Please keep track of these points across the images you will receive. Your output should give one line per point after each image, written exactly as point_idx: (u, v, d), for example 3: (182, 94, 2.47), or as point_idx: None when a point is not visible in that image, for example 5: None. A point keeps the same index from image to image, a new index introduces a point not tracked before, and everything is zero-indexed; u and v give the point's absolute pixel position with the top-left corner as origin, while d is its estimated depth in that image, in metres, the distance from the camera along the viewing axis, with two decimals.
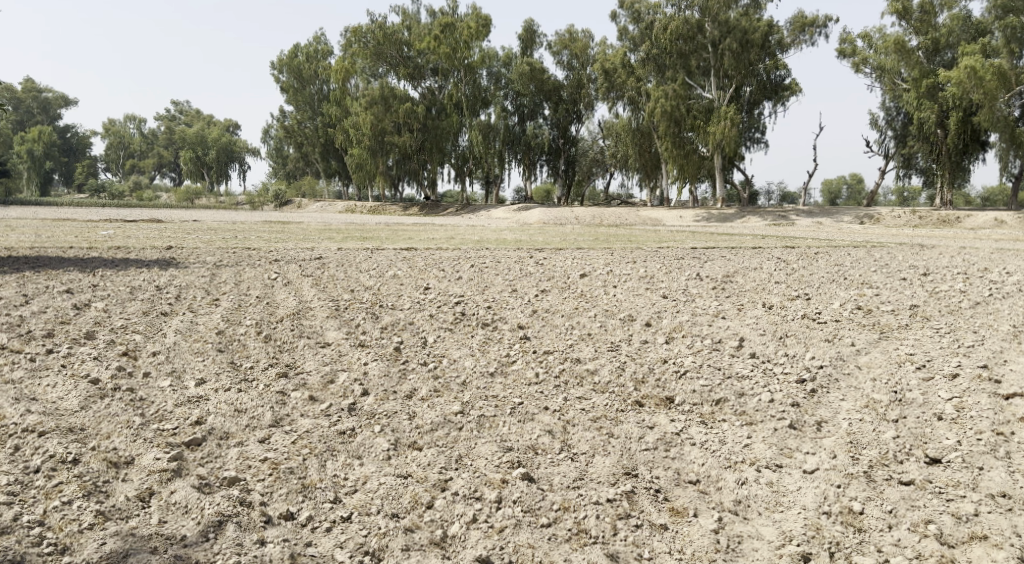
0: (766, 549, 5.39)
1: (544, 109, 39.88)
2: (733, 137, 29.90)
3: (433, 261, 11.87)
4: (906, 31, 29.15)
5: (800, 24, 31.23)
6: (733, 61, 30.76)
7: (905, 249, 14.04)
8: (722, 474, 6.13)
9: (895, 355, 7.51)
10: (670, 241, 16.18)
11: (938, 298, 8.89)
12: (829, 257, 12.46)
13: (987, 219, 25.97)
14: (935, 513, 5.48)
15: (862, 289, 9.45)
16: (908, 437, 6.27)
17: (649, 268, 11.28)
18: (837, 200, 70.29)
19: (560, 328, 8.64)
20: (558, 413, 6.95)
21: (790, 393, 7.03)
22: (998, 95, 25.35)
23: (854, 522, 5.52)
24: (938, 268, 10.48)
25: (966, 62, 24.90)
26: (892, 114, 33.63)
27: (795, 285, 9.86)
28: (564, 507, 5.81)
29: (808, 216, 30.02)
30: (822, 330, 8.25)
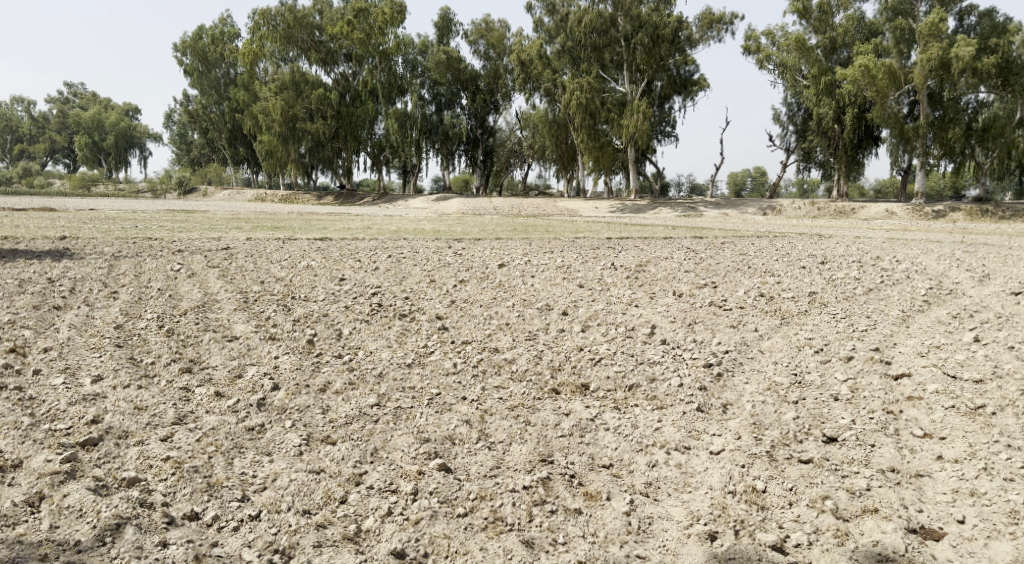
0: (674, 529, 5.56)
1: (461, 98, 39.61)
2: (645, 130, 30.47)
3: (348, 251, 11.64)
4: (806, 29, 30.41)
5: (708, 20, 32.10)
6: (645, 55, 31.38)
7: (805, 239, 14.67)
8: (634, 458, 6.26)
9: (795, 340, 7.84)
10: (585, 232, 16.43)
11: (835, 285, 9.34)
12: (735, 247, 12.91)
13: (879, 211, 27.51)
14: (831, 489, 5.77)
15: (764, 277, 9.83)
16: (806, 417, 6.57)
17: (566, 258, 11.39)
18: (742, 193, 73.05)
19: (478, 318, 8.62)
20: (476, 402, 6.94)
21: (698, 377, 7.25)
22: (888, 93, 26.81)
23: (757, 500, 5.75)
24: (834, 256, 11.02)
25: (860, 61, 26.21)
26: (793, 110, 35.06)
27: (703, 273, 10.17)
28: (481, 496, 5.82)
29: (716, 208, 30.99)
30: (728, 315, 8.56)
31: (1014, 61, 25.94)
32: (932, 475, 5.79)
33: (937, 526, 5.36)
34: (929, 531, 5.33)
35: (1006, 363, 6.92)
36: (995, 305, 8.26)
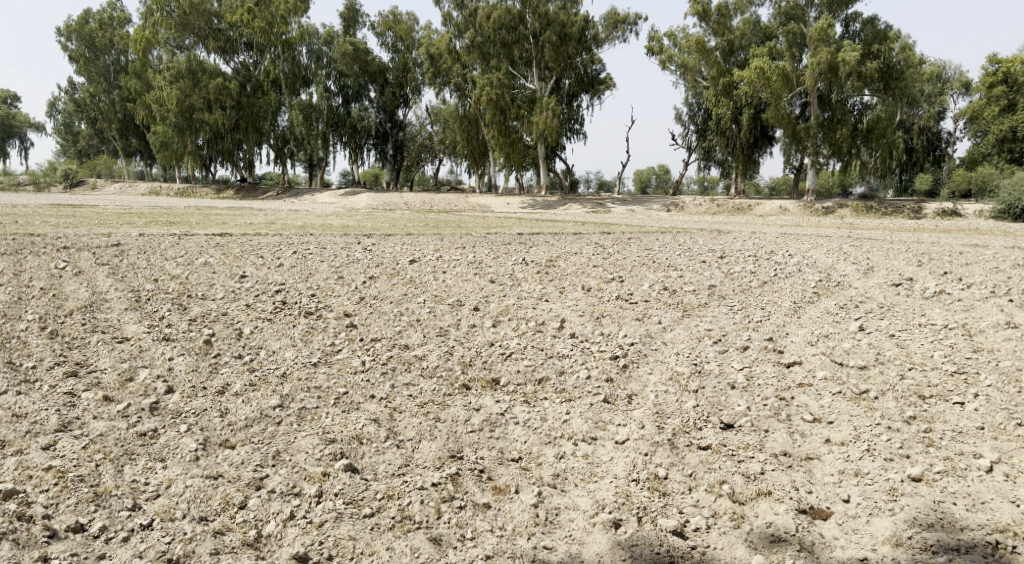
0: (581, 519, 5.65)
1: (369, 91, 38.92)
2: (555, 127, 30.80)
3: (250, 247, 11.27)
4: (706, 31, 31.36)
5: (613, 20, 32.74)
6: (553, 53, 31.74)
7: (705, 235, 15.13)
8: (542, 451, 6.33)
9: (695, 331, 8.10)
10: (495, 227, 16.49)
11: (733, 278, 9.71)
12: (641, 242, 13.20)
13: (773, 207, 28.77)
14: (728, 474, 6.00)
15: (668, 272, 10.10)
16: (706, 405, 6.80)
17: (477, 253, 11.37)
18: (646, 190, 75.23)
19: (387, 315, 8.50)
20: (385, 400, 6.85)
21: (605, 369, 7.40)
22: (782, 95, 28.05)
23: (659, 487, 5.92)
24: (732, 251, 11.45)
25: (756, 63, 27.35)
26: (694, 110, 36.21)
27: (610, 268, 10.35)
28: (388, 495, 5.75)
29: (622, 204, 31.66)
30: (633, 309, 8.76)
31: (894, 66, 27.59)
32: (821, 457, 6.09)
33: (824, 506, 5.64)
34: (818, 511, 5.61)
35: (887, 350, 7.35)
36: (878, 296, 8.77)
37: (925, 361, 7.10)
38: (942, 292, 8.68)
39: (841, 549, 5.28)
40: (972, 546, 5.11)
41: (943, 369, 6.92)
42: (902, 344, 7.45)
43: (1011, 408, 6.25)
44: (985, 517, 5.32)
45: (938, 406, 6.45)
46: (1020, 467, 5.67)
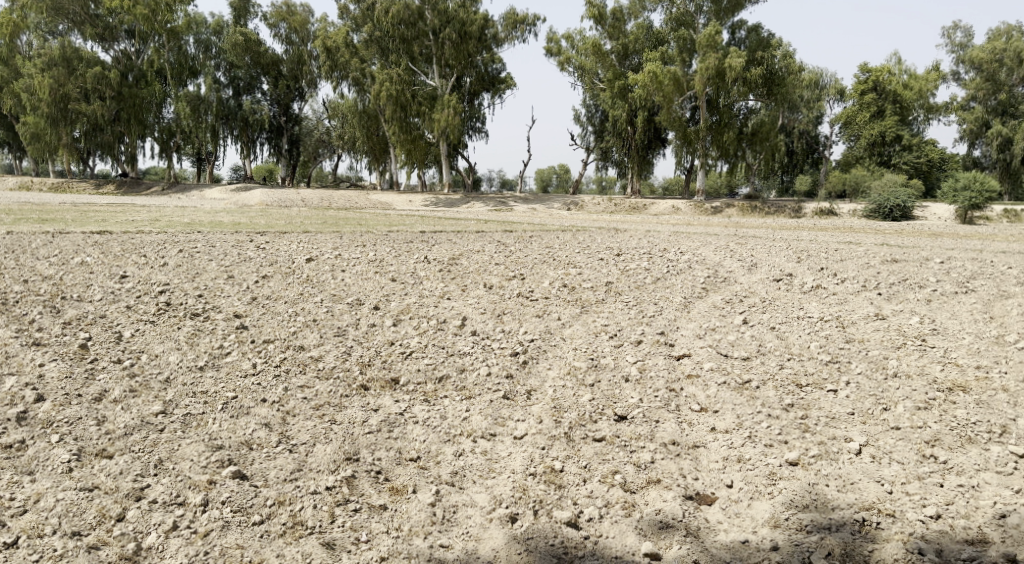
0: (478, 515, 5.68)
1: (262, 83, 37.79)
2: (456, 125, 30.77)
3: (133, 245, 10.71)
4: (602, 35, 32.05)
5: (512, 20, 32.98)
6: (453, 50, 31.75)
7: (603, 233, 15.44)
8: (441, 449, 6.32)
9: (593, 327, 8.28)
10: (397, 225, 16.30)
11: (629, 275, 9.97)
12: (541, 240, 13.36)
13: (667, 207, 29.72)
14: (621, 464, 6.17)
15: (567, 269, 10.26)
16: (601, 398, 6.96)
17: (378, 252, 11.20)
18: (547, 189, 76.68)
19: (282, 315, 8.26)
20: (277, 404, 6.65)
21: (505, 365, 7.45)
22: (674, 98, 29.03)
23: (555, 480, 6.01)
24: (629, 249, 11.76)
25: (649, 67, 28.26)
26: (592, 112, 36.94)
27: (512, 266, 10.42)
28: (279, 501, 5.61)
29: (524, 203, 31.92)
30: (533, 306, 8.86)
31: (776, 73, 29.06)
32: (707, 445, 6.35)
33: (709, 491, 5.89)
34: (703, 497, 5.85)
35: (769, 342, 7.73)
36: (761, 290, 9.22)
37: (803, 351, 7.52)
38: (819, 286, 9.23)
39: (725, 532, 5.51)
40: (842, 524, 5.42)
41: (819, 359, 7.35)
42: (782, 336, 7.87)
43: (878, 394, 6.70)
44: (854, 496, 5.65)
45: (813, 393, 6.84)
46: (885, 448, 6.07)
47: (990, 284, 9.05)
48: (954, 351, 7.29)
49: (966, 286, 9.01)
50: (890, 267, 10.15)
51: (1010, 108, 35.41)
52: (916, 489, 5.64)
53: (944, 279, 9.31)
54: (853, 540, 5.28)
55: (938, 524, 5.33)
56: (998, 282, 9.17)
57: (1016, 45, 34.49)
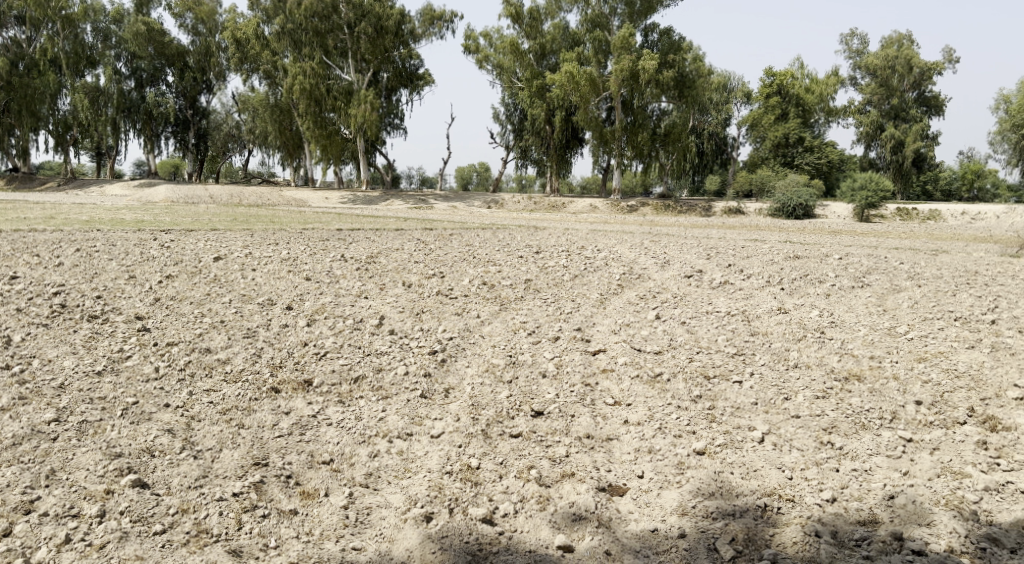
0: (392, 516, 5.62)
1: (166, 74, 36.04)
2: (374, 121, 30.38)
3: (25, 244, 10.09)
4: (519, 33, 32.20)
5: (429, 16, 32.75)
6: (369, 44, 31.34)
7: (521, 231, 15.48)
8: (355, 450, 6.22)
9: (512, 324, 8.32)
10: (312, 222, 15.96)
11: (547, 272, 10.06)
12: (461, 238, 13.35)
13: (584, 205, 30.18)
14: (536, 459, 6.22)
15: (487, 267, 10.27)
16: (518, 394, 7.01)
17: (292, 250, 10.92)
18: (467, 187, 76.79)
19: (188, 317, 7.96)
20: (181, 409, 6.42)
21: (423, 364, 7.40)
22: (590, 99, 29.50)
23: (471, 477, 6.01)
24: (548, 246, 11.86)
25: (566, 67, 28.64)
26: (510, 110, 37.06)
27: (431, 264, 10.35)
28: (182, 509, 5.42)
29: (444, 200, 31.78)
30: (452, 304, 8.84)
31: (687, 76, 29.90)
32: (619, 437, 6.49)
33: (621, 482, 6.01)
34: (615, 488, 5.96)
35: (679, 336, 7.95)
36: (673, 287, 9.46)
37: (711, 344, 7.77)
38: (726, 282, 9.55)
39: (636, 522, 5.63)
40: (745, 510, 5.61)
41: (726, 351, 7.61)
42: (692, 330, 8.10)
43: (780, 384, 6.99)
44: (756, 483, 5.88)
45: (720, 385, 7.08)
46: (786, 436, 6.34)
47: (884, 278, 9.57)
48: (850, 342, 7.67)
49: (861, 280, 9.50)
50: (793, 263, 10.60)
51: (901, 113, 37.64)
52: (814, 474, 5.90)
53: (842, 274, 9.80)
54: (755, 525, 5.46)
55: (834, 507, 5.58)
56: (890, 276, 9.71)
57: (907, 54, 36.56)
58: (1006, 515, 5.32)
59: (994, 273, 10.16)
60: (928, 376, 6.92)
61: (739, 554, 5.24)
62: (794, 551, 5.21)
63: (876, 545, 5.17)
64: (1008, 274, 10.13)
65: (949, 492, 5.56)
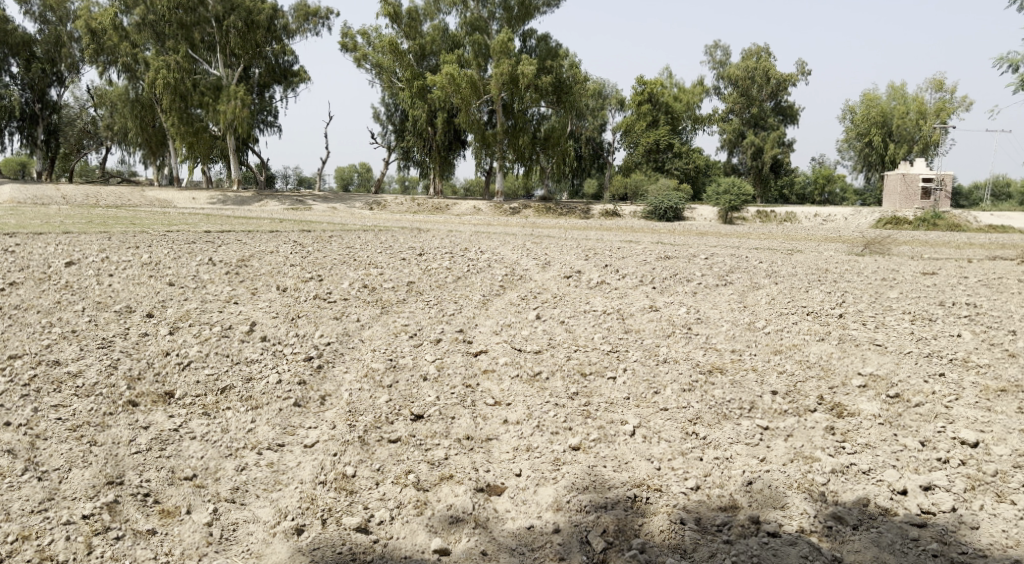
0: (260, 530, 5.43)
1: (11, 65, 33.31)
2: (244, 117, 29.20)
3: None
4: (398, 33, 31.87)
5: (303, 12, 31.90)
6: (239, 40, 30.13)
7: (404, 233, 15.33)
8: (221, 464, 5.96)
9: (392, 327, 8.20)
10: (180, 224, 15.16)
11: (430, 274, 9.99)
12: (341, 240, 13.02)
13: (468, 207, 30.27)
14: (414, 463, 6.15)
15: (368, 269, 10.08)
16: (397, 399, 6.92)
17: (155, 254, 10.32)
18: (348, 186, 75.40)
19: (34, 328, 7.40)
20: (25, 427, 6.01)
21: (297, 371, 7.17)
22: (471, 101, 29.59)
23: (345, 486, 5.87)
24: (430, 248, 11.78)
25: (446, 69, 28.68)
26: (391, 110, 36.52)
27: (308, 267, 10.06)
28: (23, 536, 5.11)
29: (323, 201, 31.01)
30: (330, 308, 8.62)
31: (565, 81, 30.58)
32: (498, 437, 6.54)
33: (499, 482, 6.05)
34: (494, 488, 5.99)
35: (558, 336, 8.09)
36: (552, 287, 9.64)
37: (587, 342, 7.96)
38: (603, 281, 9.82)
39: (512, 520, 5.68)
40: (616, 501, 5.76)
41: (601, 348, 7.82)
42: (570, 329, 8.27)
43: (651, 379, 7.25)
44: (627, 475, 6.06)
45: (596, 381, 7.26)
46: (655, 428, 6.59)
47: (745, 277, 10.13)
48: (714, 337, 8.07)
49: (725, 279, 10.02)
50: (665, 263, 11.04)
51: (760, 122, 40.17)
52: (680, 464, 6.16)
53: (710, 273, 10.30)
54: (625, 516, 5.63)
55: (697, 495, 5.84)
56: (751, 275, 10.29)
57: (765, 66, 38.89)
58: (850, 494, 5.74)
59: (842, 270, 10.97)
60: (783, 367, 7.38)
61: (610, 545, 5.38)
62: (661, 539, 5.41)
63: (735, 529, 5.44)
64: (854, 271, 10.99)
65: (800, 476, 5.94)
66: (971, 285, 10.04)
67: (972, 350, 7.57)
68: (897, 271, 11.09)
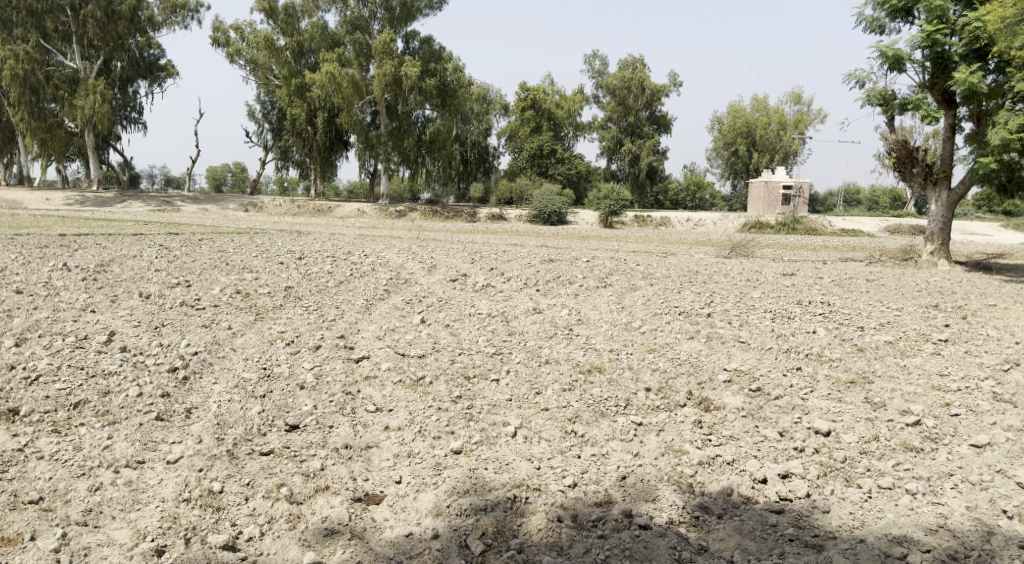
0: (115, 554, 5.12)
1: None
2: (105, 113, 27.44)
3: None
4: (273, 29, 30.90)
5: (170, 4, 30.38)
6: (98, 30, 28.23)
7: (282, 236, 14.90)
8: (71, 486, 5.59)
9: (267, 335, 7.89)
10: (30, 226, 14.04)
11: (309, 279, 9.70)
12: (213, 244, 12.41)
13: (352, 210, 29.68)
14: (287, 475, 5.93)
15: (242, 274, 9.68)
16: (271, 409, 6.67)
17: (1, 260, 9.51)
18: (222, 187, 72.28)
19: None
20: None
21: (160, 384, 6.79)
22: (353, 101, 29.12)
23: (212, 502, 5.60)
24: (310, 252, 11.45)
25: (326, 68, 28.05)
26: (267, 108, 35.17)
27: (176, 272, 9.54)
28: None
29: (194, 202, 29.55)
30: (200, 316, 8.20)
31: (449, 85, 30.65)
32: (379, 445, 6.41)
33: (378, 491, 5.94)
34: (372, 497, 5.88)
35: (442, 340, 8.04)
36: (438, 291, 9.59)
37: (471, 345, 7.95)
38: (488, 284, 9.87)
39: (390, 529, 5.58)
40: (496, 503, 5.78)
41: (485, 351, 7.83)
42: (455, 333, 8.24)
43: (533, 380, 7.34)
44: (507, 476, 6.09)
45: (479, 384, 7.27)
46: (536, 429, 6.67)
47: (624, 279, 10.45)
48: (594, 338, 8.26)
49: (605, 281, 10.30)
50: (549, 266, 11.21)
51: (637, 130, 41.46)
52: (559, 462, 6.26)
53: (591, 275, 10.55)
54: (504, 518, 5.65)
55: (574, 492, 5.94)
56: (629, 277, 10.64)
57: (640, 76, 40.41)
58: (715, 484, 6.02)
59: (711, 272, 11.52)
60: (656, 365, 7.65)
61: (488, 547, 5.40)
62: (539, 538, 5.48)
63: (610, 524, 5.58)
64: (723, 272, 11.57)
65: (670, 468, 6.18)
66: (826, 285, 10.82)
67: (826, 345, 8.12)
68: (760, 272, 11.79)
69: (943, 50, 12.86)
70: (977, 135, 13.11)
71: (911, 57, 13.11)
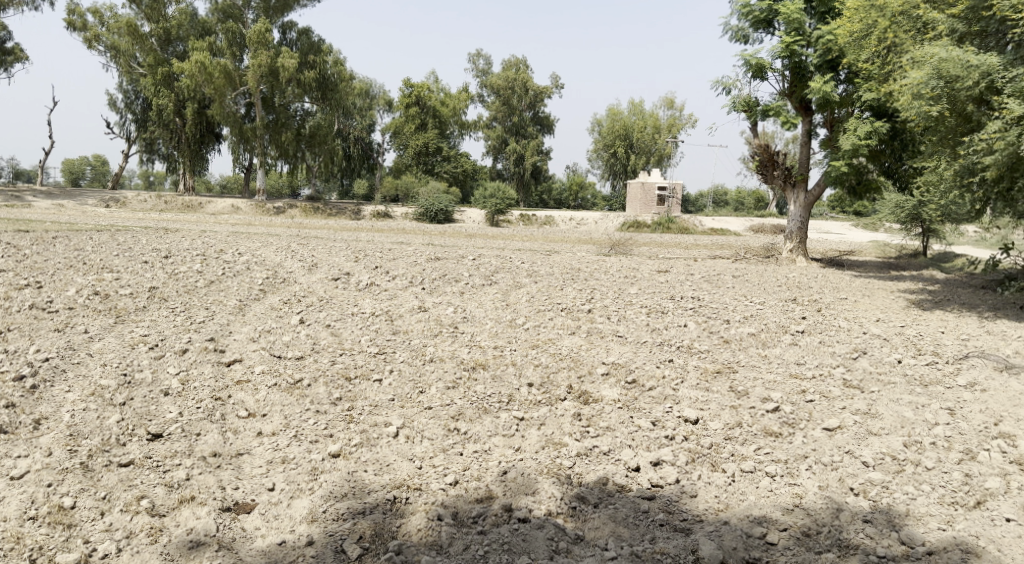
0: None
1: None
2: None
3: None
4: (137, 15, 29.24)
5: None
6: None
7: (147, 233, 14.06)
8: None
9: (128, 338, 7.42)
10: None
11: (177, 279, 9.19)
12: (67, 241, 11.58)
13: (225, 206, 28.41)
14: (149, 487, 5.62)
15: (100, 274, 9.06)
16: (131, 417, 6.29)
17: None
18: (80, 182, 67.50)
19: None
20: None
21: (5, 394, 6.32)
22: (225, 92, 27.92)
23: (62, 519, 5.28)
24: (178, 250, 10.84)
25: (196, 56, 26.78)
26: (130, 98, 33.14)
27: (24, 272, 8.82)
28: None
29: (46, 197, 27.42)
30: (52, 319, 7.63)
31: (329, 78, 29.91)
32: (250, 452, 6.17)
33: (249, 499, 5.69)
34: (242, 505, 5.62)
35: (323, 340, 7.84)
36: (319, 290, 9.32)
37: (353, 346, 7.78)
38: (372, 283, 9.69)
39: (262, 538, 5.38)
40: (374, 506, 5.68)
41: (367, 351, 7.69)
42: (336, 333, 8.05)
43: (416, 379, 7.27)
44: (387, 477, 6.01)
45: (360, 384, 7.13)
46: (418, 428, 6.61)
47: (508, 277, 10.51)
48: (479, 335, 8.28)
49: (490, 279, 10.34)
50: (433, 264, 11.12)
51: (521, 130, 41.86)
52: (440, 461, 6.23)
53: (475, 273, 10.54)
54: (383, 520, 5.56)
55: (455, 490, 5.92)
56: (513, 275, 10.72)
57: (523, 77, 40.89)
58: (592, 475, 6.17)
59: (592, 270, 11.78)
60: (539, 360, 7.75)
61: (365, 551, 5.29)
62: (418, 538, 5.42)
63: (489, 520, 5.60)
64: (602, 270, 11.88)
65: (549, 461, 6.27)
66: (697, 281, 11.32)
67: (695, 338, 8.49)
68: (637, 269, 12.18)
69: (801, 60, 13.75)
70: (830, 140, 14.09)
71: (773, 65, 13.92)
